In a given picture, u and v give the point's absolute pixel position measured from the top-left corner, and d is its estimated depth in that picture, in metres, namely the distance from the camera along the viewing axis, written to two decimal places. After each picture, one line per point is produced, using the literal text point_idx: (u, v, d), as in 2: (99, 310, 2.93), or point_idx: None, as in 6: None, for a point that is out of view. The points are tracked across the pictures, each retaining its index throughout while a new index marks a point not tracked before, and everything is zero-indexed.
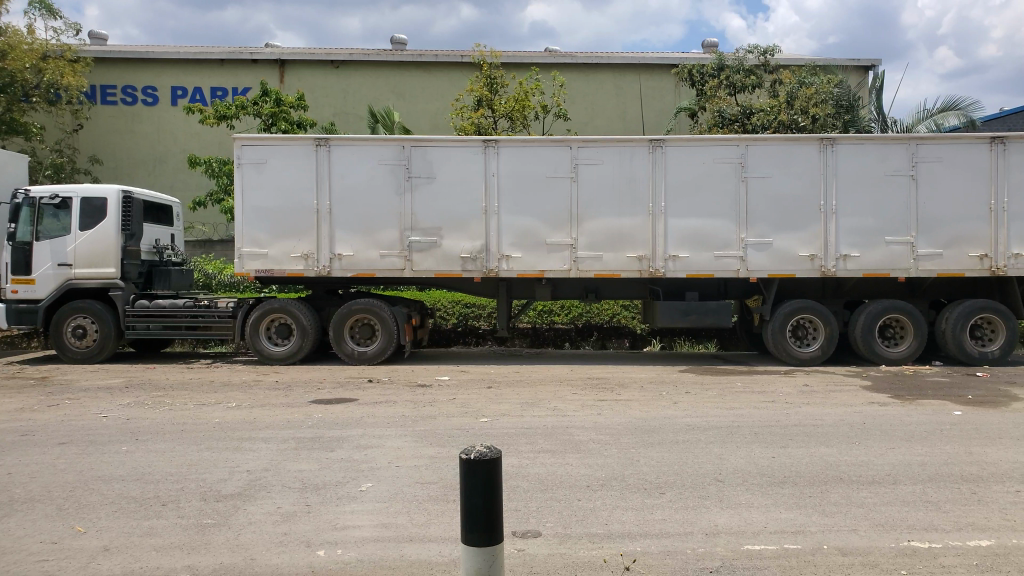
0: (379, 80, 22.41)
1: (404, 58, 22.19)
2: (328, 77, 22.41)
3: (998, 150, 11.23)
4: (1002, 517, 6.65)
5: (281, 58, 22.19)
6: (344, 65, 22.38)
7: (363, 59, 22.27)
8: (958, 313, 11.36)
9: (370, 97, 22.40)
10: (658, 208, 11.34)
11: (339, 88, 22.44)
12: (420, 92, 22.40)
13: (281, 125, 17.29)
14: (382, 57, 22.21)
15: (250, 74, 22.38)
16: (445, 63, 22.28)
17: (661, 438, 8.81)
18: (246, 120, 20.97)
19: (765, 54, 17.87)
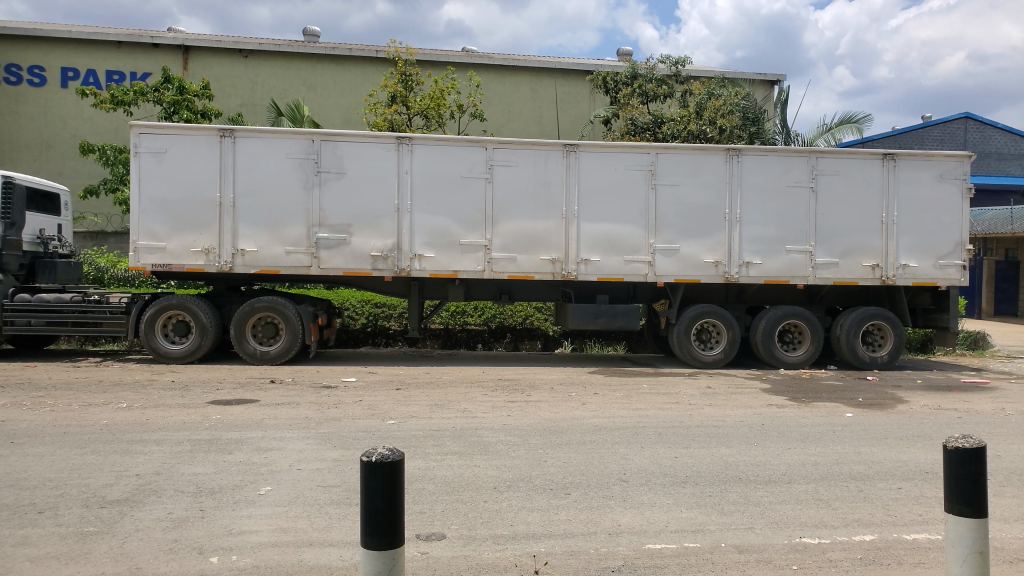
0: (293, 72, 21.85)
1: (317, 51, 21.70)
2: (237, 67, 21.71)
3: (890, 165, 11.87)
4: (886, 513, 7.01)
5: (185, 44, 21.36)
6: (253, 54, 21.74)
7: (275, 49, 21.66)
8: (851, 319, 11.95)
9: (281, 89, 21.83)
10: (570, 212, 11.45)
11: (249, 78, 21.76)
12: (335, 87, 21.95)
13: (184, 114, 16.58)
14: (294, 49, 21.67)
15: (152, 59, 21.44)
16: (359, 58, 21.96)
17: (568, 439, 8.89)
18: (147, 108, 20.10)
19: (676, 65, 18.35)
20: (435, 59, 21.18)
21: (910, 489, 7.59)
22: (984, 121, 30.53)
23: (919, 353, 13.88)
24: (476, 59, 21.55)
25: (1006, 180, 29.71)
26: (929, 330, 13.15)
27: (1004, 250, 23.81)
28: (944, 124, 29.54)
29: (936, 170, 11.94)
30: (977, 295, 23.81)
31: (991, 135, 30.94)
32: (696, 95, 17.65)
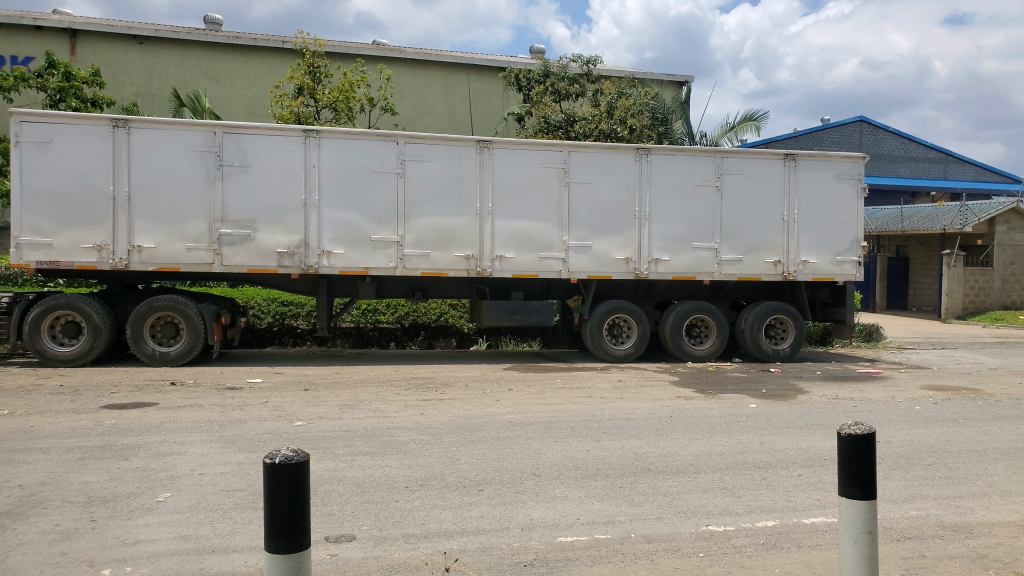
0: (192, 62, 21.02)
1: (219, 40, 20.97)
2: (131, 54, 20.72)
3: (791, 166, 12.37)
4: (787, 499, 7.30)
5: (73, 28, 20.23)
6: (149, 41, 20.80)
7: (174, 37, 20.80)
8: (754, 314, 12.41)
9: (179, 78, 20.95)
10: (484, 208, 11.44)
11: (145, 65, 20.79)
12: (238, 77, 21.25)
13: (72, 102, 15.69)
14: (194, 36, 20.86)
15: (35, 43, 20.23)
16: (264, 48, 21.34)
17: (482, 436, 8.87)
18: (29, 95, 18.95)
19: (587, 65, 18.64)
20: (345, 52, 20.77)
21: (810, 476, 7.93)
22: (877, 125, 32.54)
23: (819, 346, 14.52)
24: (386, 53, 21.31)
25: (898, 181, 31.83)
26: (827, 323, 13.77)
27: (895, 247, 25.23)
28: (840, 128, 31.46)
29: (834, 170, 12.53)
30: (871, 290, 25.17)
31: (882, 138, 33.06)
32: (606, 94, 17.95)
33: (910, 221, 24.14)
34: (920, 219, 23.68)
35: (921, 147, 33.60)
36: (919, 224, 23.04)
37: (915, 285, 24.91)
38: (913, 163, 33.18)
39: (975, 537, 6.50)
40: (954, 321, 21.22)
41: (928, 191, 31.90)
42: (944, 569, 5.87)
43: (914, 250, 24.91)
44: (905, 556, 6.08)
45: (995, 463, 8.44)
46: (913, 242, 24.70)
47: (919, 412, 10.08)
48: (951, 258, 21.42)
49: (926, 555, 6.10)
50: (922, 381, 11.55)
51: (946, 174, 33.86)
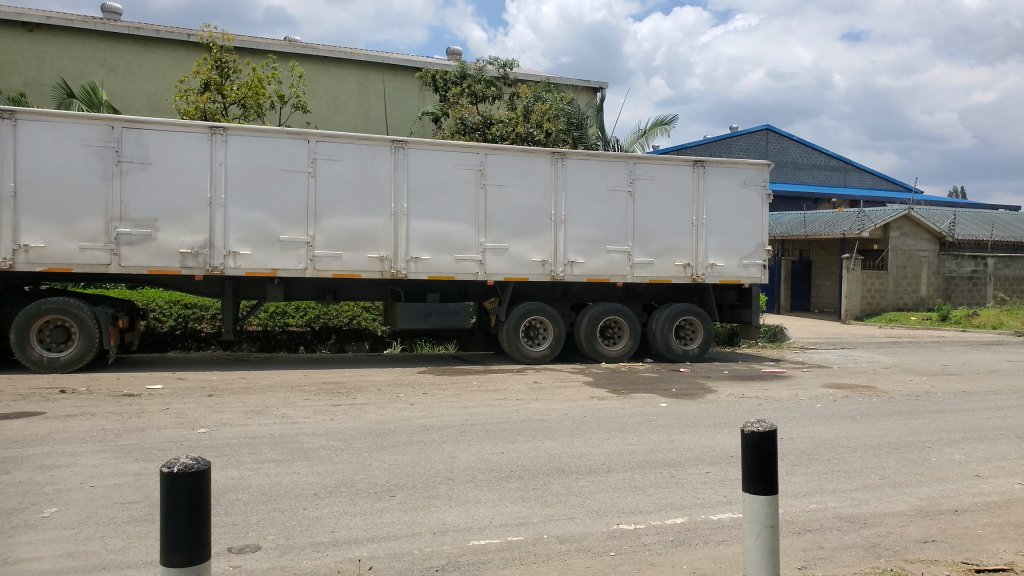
0: (87, 52, 19.99)
1: (118, 30, 20.04)
2: (19, 41, 19.56)
3: (700, 172, 12.73)
4: (694, 496, 7.51)
5: None
6: (40, 29, 19.67)
7: (67, 25, 19.73)
8: (665, 315, 12.74)
9: (73, 69, 19.90)
10: (399, 209, 11.31)
11: (35, 54, 19.66)
12: (138, 70, 20.34)
13: None
14: (89, 25, 19.86)
15: None
16: (167, 40, 20.53)
17: (394, 441, 8.76)
18: None
19: (503, 68, 18.73)
20: (254, 47, 20.23)
21: (717, 473, 8.18)
22: (782, 134, 34.84)
23: (727, 346, 15.02)
24: (299, 50, 20.87)
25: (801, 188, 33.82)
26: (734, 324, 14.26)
27: (798, 251, 26.41)
28: (748, 134, 33.69)
29: (740, 177, 12.99)
30: (777, 292, 26.23)
31: (787, 146, 35.40)
32: (523, 98, 18.12)
33: (814, 226, 25.35)
34: (823, 225, 24.93)
35: (822, 156, 36.18)
36: (823, 230, 24.25)
37: (818, 286, 26.14)
38: (814, 171, 35.62)
39: (868, 527, 6.84)
40: (853, 322, 22.39)
41: (829, 199, 33.72)
42: (841, 559, 6.14)
43: (816, 254, 26.09)
44: (804, 548, 6.33)
45: (888, 457, 8.91)
46: (816, 246, 25.94)
47: (820, 409, 10.55)
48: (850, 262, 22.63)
49: (823, 546, 6.38)
50: (823, 379, 12.10)
51: (845, 182, 36.33)
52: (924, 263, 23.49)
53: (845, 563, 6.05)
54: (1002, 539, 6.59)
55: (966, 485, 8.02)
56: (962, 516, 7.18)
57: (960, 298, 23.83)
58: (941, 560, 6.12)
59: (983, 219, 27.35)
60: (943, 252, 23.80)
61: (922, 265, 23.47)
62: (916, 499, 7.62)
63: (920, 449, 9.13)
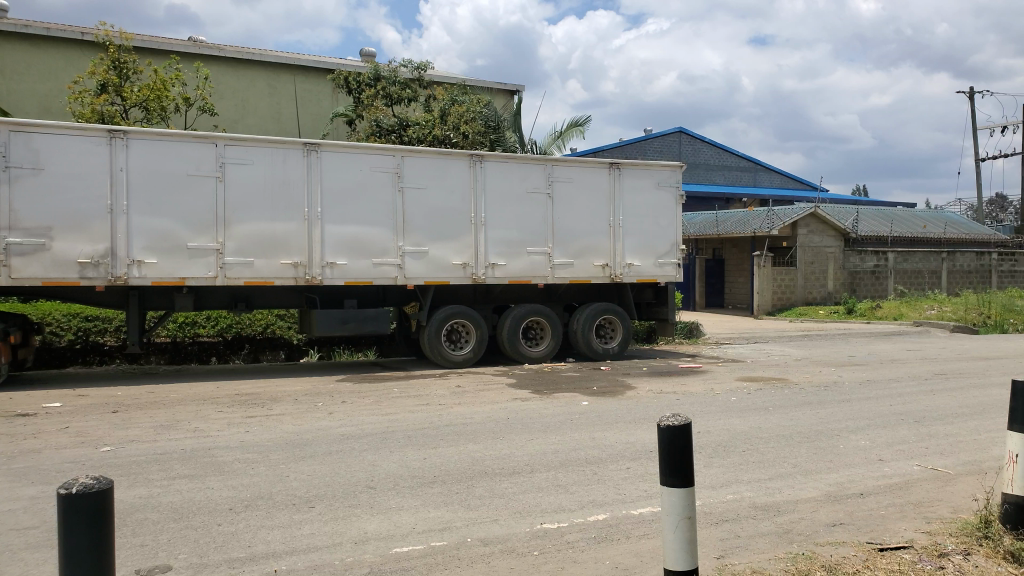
0: None
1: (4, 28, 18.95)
2: None
3: (616, 174, 12.97)
4: (616, 492, 7.63)
5: None
6: None
7: None
8: (586, 315, 12.92)
9: None
10: (313, 214, 11.09)
11: None
12: (28, 71, 19.28)
13: None
14: None
15: None
16: (59, 39, 19.50)
17: (313, 451, 8.58)
18: None
19: (418, 70, 18.59)
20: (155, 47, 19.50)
21: (637, 468, 8.34)
22: (695, 137, 37.09)
23: (645, 344, 15.37)
24: (204, 50, 20.19)
25: (712, 189, 35.53)
26: (652, 322, 14.62)
27: (712, 250, 27.24)
28: (662, 137, 36.00)
29: (654, 179, 13.30)
30: (692, 289, 26.92)
31: (700, 148, 37.65)
32: (439, 100, 18.09)
33: (727, 225, 26.28)
34: (735, 224, 25.86)
35: (734, 159, 38.48)
36: (735, 229, 25.23)
37: (732, 284, 26.97)
38: (727, 171, 37.97)
39: (781, 515, 7.10)
40: (765, 317, 23.24)
41: (740, 198, 35.39)
42: (756, 546, 6.34)
43: (728, 252, 26.93)
44: (721, 538, 6.52)
45: (799, 446, 9.28)
46: (728, 245, 26.74)
47: (735, 402, 10.90)
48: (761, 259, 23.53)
49: (740, 535, 6.59)
50: (738, 373, 12.53)
51: (755, 180, 38.85)
52: (830, 259, 24.60)
53: (760, 550, 6.25)
54: (902, 518, 6.96)
55: (870, 469, 8.44)
56: (867, 498, 7.55)
57: (864, 291, 25.12)
58: (848, 541, 6.40)
59: (882, 216, 28.85)
60: (848, 247, 24.97)
61: (829, 260, 24.57)
62: (825, 485, 7.96)
63: (828, 437, 9.56)
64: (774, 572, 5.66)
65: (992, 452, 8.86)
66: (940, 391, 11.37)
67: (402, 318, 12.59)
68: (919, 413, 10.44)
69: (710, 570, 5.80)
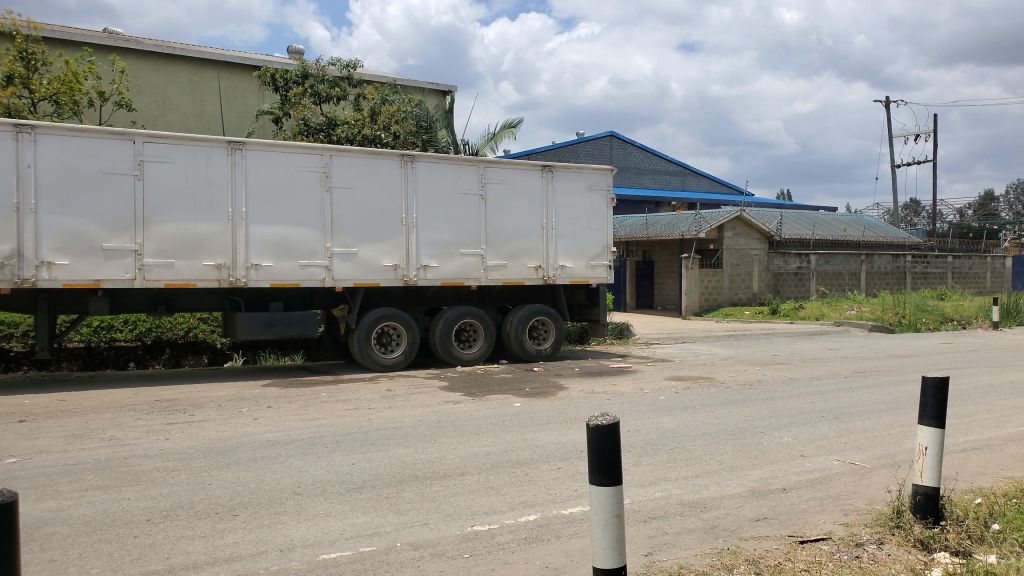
0: None
1: None
2: None
3: (548, 176, 13.06)
4: (547, 492, 7.67)
5: None
6: None
7: None
8: (519, 316, 12.97)
9: None
10: (237, 214, 10.79)
11: None
12: None
13: None
14: None
15: None
16: None
17: (237, 458, 8.35)
18: None
19: (347, 68, 18.42)
20: (67, 38, 18.71)
21: (568, 468, 8.41)
22: (625, 141, 38.07)
23: (578, 345, 15.52)
24: (121, 44, 19.50)
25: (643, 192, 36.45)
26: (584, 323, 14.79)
27: (641, 251, 27.84)
28: (593, 141, 37.03)
29: (586, 182, 13.45)
30: (622, 291, 27.20)
31: (630, 152, 38.66)
32: (369, 100, 17.93)
33: (656, 229, 26.89)
34: (663, 228, 26.62)
35: (664, 163, 39.68)
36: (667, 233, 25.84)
37: (660, 285, 27.47)
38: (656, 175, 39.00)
39: (707, 511, 7.25)
40: (693, 318, 23.82)
41: (669, 201, 36.41)
42: (683, 543, 6.46)
43: (657, 254, 27.48)
44: (650, 536, 6.61)
45: (725, 443, 9.52)
46: (658, 247, 27.21)
47: (664, 401, 11.13)
48: (689, 261, 24.09)
49: (667, 532, 6.70)
50: (667, 372, 12.78)
51: (683, 184, 40.22)
52: (755, 260, 25.34)
53: (687, 546, 6.37)
54: (822, 511, 7.20)
55: (792, 464, 8.72)
56: (789, 493, 7.79)
57: (788, 293, 25.86)
58: (771, 535, 6.58)
59: (806, 224, 30.30)
60: (772, 250, 25.76)
61: (753, 262, 25.29)
62: (750, 481, 8.18)
63: (752, 435, 9.83)
64: (701, 567, 5.76)
65: (904, 445, 9.29)
66: (857, 387, 11.85)
67: (330, 320, 12.39)
68: (838, 409, 10.86)
69: (638, 567, 5.86)
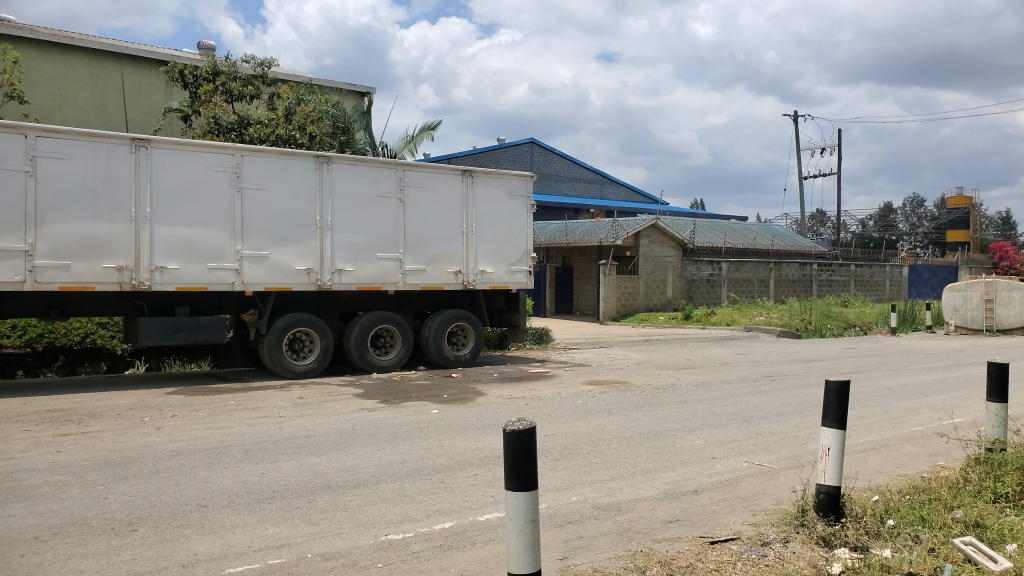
0: None
1: None
2: None
3: (468, 181, 13.04)
4: (463, 499, 7.62)
5: None
6: None
7: None
8: (438, 322, 12.89)
9: None
10: (140, 214, 10.34)
11: None
12: None
13: None
14: None
15: None
16: None
17: (137, 470, 7.95)
18: None
19: (262, 66, 18.04)
20: None
21: (485, 474, 8.38)
22: (545, 149, 38.72)
23: (497, 350, 15.53)
24: (13, 32, 18.44)
25: (563, 200, 36.99)
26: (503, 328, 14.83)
27: (561, 258, 28.20)
28: (513, 147, 37.50)
29: (506, 187, 13.51)
30: (543, 296, 27.57)
31: (550, 159, 39.40)
32: (284, 99, 17.54)
33: (576, 235, 27.05)
34: (583, 232, 27.07)
35: (581, 171, 40.71)
36: (587, 238, 26.26)
37: (579, 291, 27.89)
38: (574, 182, 40.25)
39: (622, 514, 7.35)
40: (610, 323, 24.31)
41: (587, 208, 37.23)
42: (598, 546, 6.51)
43: (576, 260, 27.88)
44: (565, 539, 6.64)
45: (639, 446, 9.70)
46: (577, 253, 27.56)
47: (581, 405, 11.27)
48: (607, 267, 24.54)
49: (582, 535, 6.74)
50: (585, 377, 12.95)
51: (601, 193, 41.35)
52: (670, 267, 26.05)
53: (602, 549, 6.41)
54: (732, 512, 7.40)
55: (703, 467, 8.95)
56: (700, 495, 7.99)
57: (700, 299, 26.72)
58: (683, 536, 6.70)
59: (717, 230, 31.85)
60: (684, 257, 26.56)
61: (667, 268, 26.00)
62: (663, 483, 8.35)
63: (666, 437, 10.05)
64: (615, 570, 5.81)
65: (808, 447, 9.68)
66: (765, 391, 12.32)
67: (240, 326, 12.02)
68: (748, 412, 11.24)
69: (553, 572, 5.87)
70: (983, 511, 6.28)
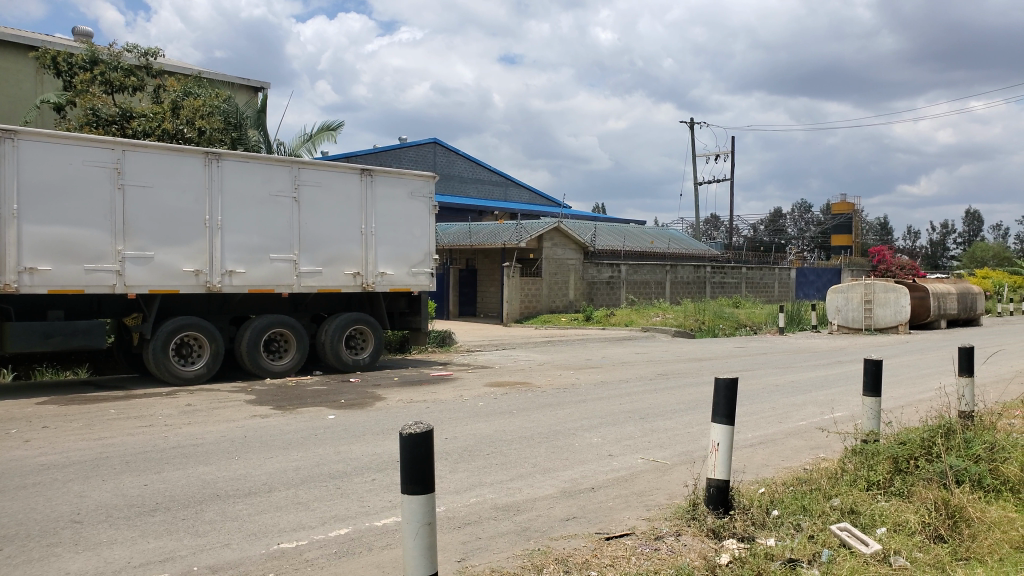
0: None
1: None
2: None
3: (368, 180, 12.85)
4: (360, 505, 7.50)
5: None
6: None
7: None
8: (335, 326, 12.66)
9: None
10: (5, 211, 9.66)
11: None
12: None
13: None
14: None
15: None
16: None
17: (2, 486, 7.42)
18: None
19: (145, 57, 17.33)
20: None
21: (383, 479, 8.28)
22: (449, 149, 38.73)
23: (397, 353, 15.43)
24: None
25: (467, 202, 37.02)
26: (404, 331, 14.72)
27: (465, 259, 28.24)
28: (417, 146, 37.49)
29: (408, 188, 13.40)
30: (446, 298, 27.46)
31: (455, 160, 39.54)
32: (170, 91, 16.75)
33: (480, 237, 27.26)
34: (488, 233, 27.21)
35: (485, 172, 41.14)
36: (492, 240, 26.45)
37: (483, 293, 28.07)
38: (479, 184, 40.49)
39: (520, 513, 7.41)
40: (514, 324, 24.57)
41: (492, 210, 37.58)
42: (495, 546, 6.54)
43: (480, 262, 28.02)
44: (463, 541, 6.65)
45: (539, 446, 9.82)
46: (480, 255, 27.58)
47: (482, 407, 11.32)
48: (511, 269, 24.73)
49: (480, 537, 6.76)
50: (488, 379, 13.01)
51: (505, 195, 41.89)
52: (571, 270, 26.60)
53: (499, 549, 6.44)
54: (626, 508, 7.59)
55: (600, 464, 9.16)
56: (596, 492, 8.16)
57: (600, 301, 27.41)
58: (580, 533, 6.83)
59: (617, 232, 32.78)
60: (586, 260, 27.20)
61: (569, 271, 26.54)
62: (560, 482, 8.48)
63: (565, 437, 10.23)
64: (512, 569, 5.86)
65: (700, 442, 10.07)
66: (661, 389, 12.75)
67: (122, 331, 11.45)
68: (643, 410, 11.60)
69: (450, 573, 5.86)
70: (856, 499, 6.57)
